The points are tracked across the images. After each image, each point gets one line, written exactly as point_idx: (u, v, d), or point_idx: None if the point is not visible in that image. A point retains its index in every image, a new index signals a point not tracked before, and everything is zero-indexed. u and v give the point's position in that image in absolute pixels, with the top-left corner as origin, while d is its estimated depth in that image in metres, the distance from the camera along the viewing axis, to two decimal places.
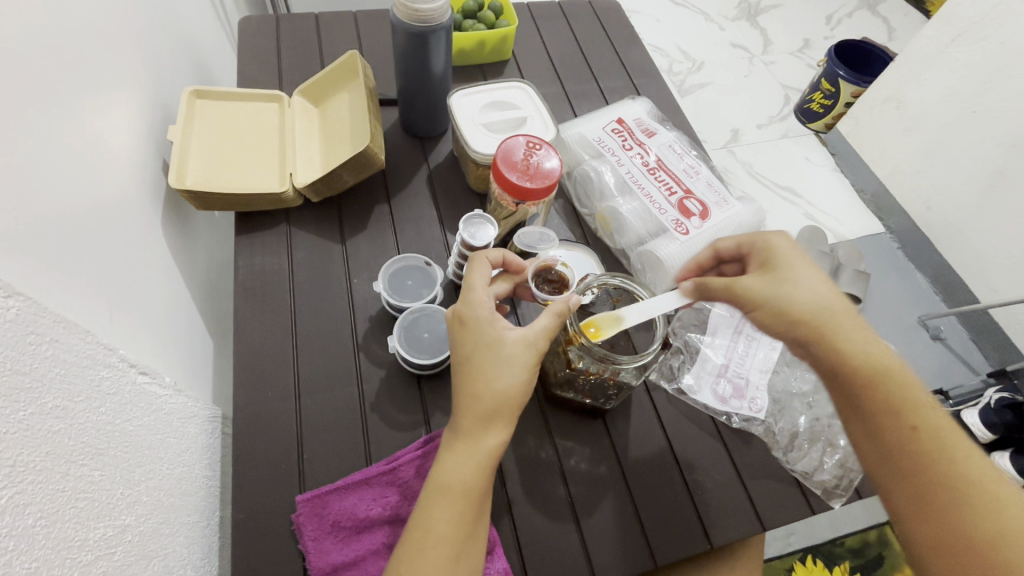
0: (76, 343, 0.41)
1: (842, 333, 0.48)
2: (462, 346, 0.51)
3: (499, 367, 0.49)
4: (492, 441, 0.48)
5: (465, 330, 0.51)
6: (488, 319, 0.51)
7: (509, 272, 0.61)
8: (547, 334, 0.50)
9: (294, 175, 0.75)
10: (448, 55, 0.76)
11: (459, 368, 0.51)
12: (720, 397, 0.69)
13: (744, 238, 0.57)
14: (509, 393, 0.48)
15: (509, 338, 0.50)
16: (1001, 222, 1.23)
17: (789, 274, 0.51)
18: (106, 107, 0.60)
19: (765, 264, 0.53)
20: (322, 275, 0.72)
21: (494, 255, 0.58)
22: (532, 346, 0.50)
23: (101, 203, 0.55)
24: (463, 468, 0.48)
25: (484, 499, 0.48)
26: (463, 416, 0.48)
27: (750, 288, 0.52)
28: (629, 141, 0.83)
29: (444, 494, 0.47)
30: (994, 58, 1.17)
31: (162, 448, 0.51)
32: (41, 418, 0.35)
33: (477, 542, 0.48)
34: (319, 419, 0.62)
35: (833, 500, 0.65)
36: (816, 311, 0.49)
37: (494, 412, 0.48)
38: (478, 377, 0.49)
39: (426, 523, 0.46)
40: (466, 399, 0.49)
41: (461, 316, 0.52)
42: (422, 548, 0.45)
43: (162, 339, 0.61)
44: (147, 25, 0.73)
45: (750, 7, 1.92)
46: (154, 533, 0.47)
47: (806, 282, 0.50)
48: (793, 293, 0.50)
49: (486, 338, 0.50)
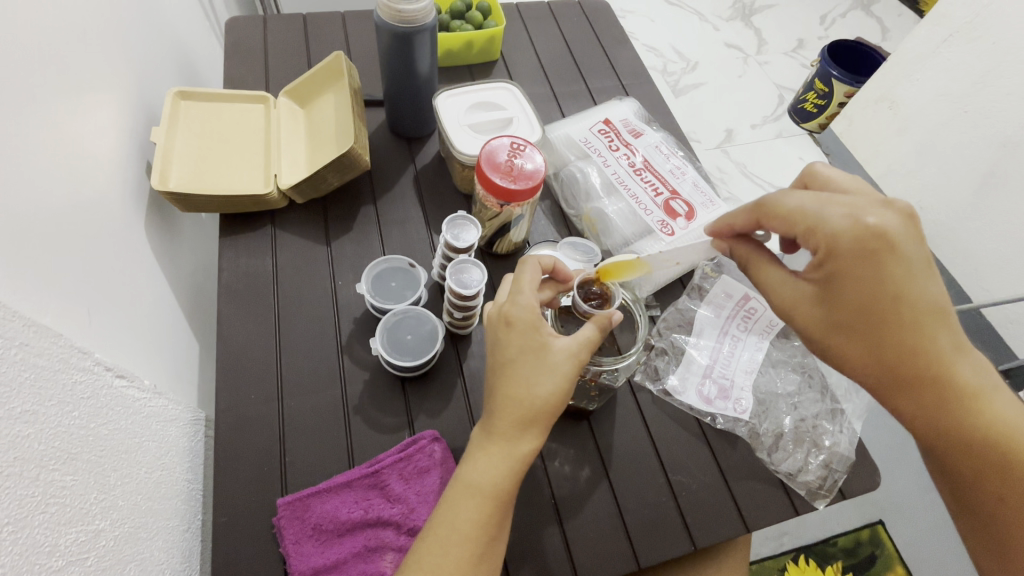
0: (47, 347, 0.40)
1: (923, 399, 0.43)
2: (506, 348, 0.49)
3: (541, 375, 0.48)
4: (527, 448, 0.48)
5: (511, 332, 0.50)
6: (534, 324, 0.49)
7: (553, 280, 0.57)
8: (589, 346, 0.49)
9: (279, 176, 0.75)
10: (433, 56, 0.76)
11: (500, 370, 0.50)
12: (705, 397, 0.69)
13: (799, 226, 0.44)
14: (548, 401, 0.48)
15: (555, 346, 0.49)
16: (991, 222, 1.23)
17: (848, 314, 0.42)
18: (89, 109, 0.60)
19: (827, 288, 0.43)
20: (306, 277, 0.71)
21: (547, 260, 0.55)
22: (576, 357, 0.49)
23: (81, 205, 0.55)
24: (494, 472, 0.47)
25: (507, 504, 0.48)
26: (500, 419, 0.48)
27: (807, 331, 0.45)
28: (616, 141, 0.83)
29: (471, 494, 0.47)
30: (985, 58, 1.17)
31: (140, 451, 0.51)
32: (9, 423, 0.35)
33: (497, 547, 0.48)
34: (301, 422, 0.61)
35: (817, 501, 0.65)
36: (881, 377, 0.43)
37: (531, 419, 0.48)
38: (520, 382, 0.48)
39: (450, 523, 0.46)
40: (504, 402, 0.48)
41: (506, 316, 0.50)
42: (443, 547, 0.45)
43: (144, 340, 0.61)
44: (132, 26, 0.73)
45: (744, 7, 1.92)
46: (131, 537, 0.47)
47: (870, 337, 0.42)
48: (848, 350, 0.43)
49: (533, 343, 0.49)
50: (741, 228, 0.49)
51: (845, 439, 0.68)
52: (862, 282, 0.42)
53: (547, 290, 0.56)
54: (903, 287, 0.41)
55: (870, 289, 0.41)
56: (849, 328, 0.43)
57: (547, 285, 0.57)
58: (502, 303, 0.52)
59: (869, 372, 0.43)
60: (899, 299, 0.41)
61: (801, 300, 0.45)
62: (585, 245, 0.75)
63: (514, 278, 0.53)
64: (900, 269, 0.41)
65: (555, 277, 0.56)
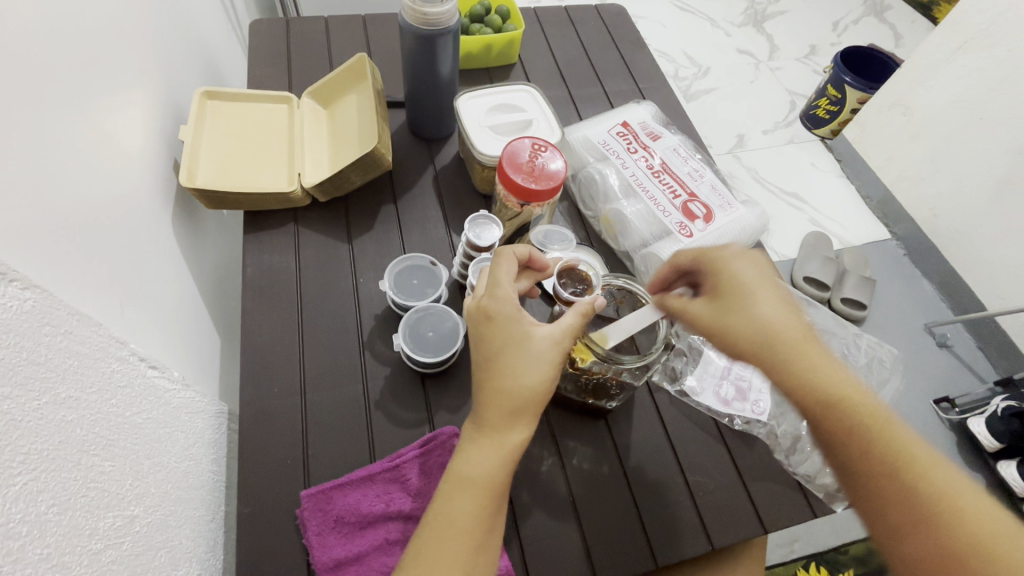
0: (90, 336, 0.42)
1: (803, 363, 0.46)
2: (489, 342, 0.50)
3: (527, 364, 0.48)
4: (517, 437, 0.48)
5: (493, 326, 0.50)
6: (515, 315, 0.50)
7: (531, 270, 0.59)
8: (572, 333, 0.51)
9: (302, 175, 0.76)
10: (455, 58, 0.77)
11: (485, 362, 0.50)
12: (722, 399, 0.70)
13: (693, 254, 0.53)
14: (536, 389, 0.48)
15: (537, 334, 0.50)
16: (1007, 228, 1.22)
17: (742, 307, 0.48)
18: (121, 107, 0.61)
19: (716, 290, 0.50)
20: (329, 274, 0.72)
21: (523, 250, 0.56)
22: (559, 344, 0.50)
23: (115, 202, 0.56)
24: (488, 462, 0.47)
25: (503, 492, 0.48)
26: (488, 410, 0.48)
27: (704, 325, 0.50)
28: (634, 144, 0.83)
29: (466, 486, 0.47)
30: (1001, 65, 1.17)
31: (170, 440, 0.52)
32: (55, 408, 0.36)
33: (495, 536, 0.48)
34: (324, 416, 0.62)
35: (835, 504, 0.65)
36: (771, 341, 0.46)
37: (520, 408, 0.48)
38: (506, 373, 0.48)
39: (447, 515, 0.46)
40: (491, 393, 0.48)
41: (486, 311, 0.51)
42: (442, 538, 0.45)
43: (171, 333, 0.62)
44: (161, 28, 0.75)
45: (757, 13, 1.93)
46: (161, 524, 0.48)
47: (765, 312, 0.47)
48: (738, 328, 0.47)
49: (515, 334, 0.49)
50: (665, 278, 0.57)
51: None
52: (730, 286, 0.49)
53: (525, 280, 0.59)
54: (736, 275, 0.49)
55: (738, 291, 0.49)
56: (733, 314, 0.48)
57: (525, 275, 0.59)
58: (481, 297, 0.53)
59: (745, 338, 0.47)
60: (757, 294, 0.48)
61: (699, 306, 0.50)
62: (559, 233, 0.75)
63: (491, 272, 0.54)
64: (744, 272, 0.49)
65: (531, 266, 0.58)
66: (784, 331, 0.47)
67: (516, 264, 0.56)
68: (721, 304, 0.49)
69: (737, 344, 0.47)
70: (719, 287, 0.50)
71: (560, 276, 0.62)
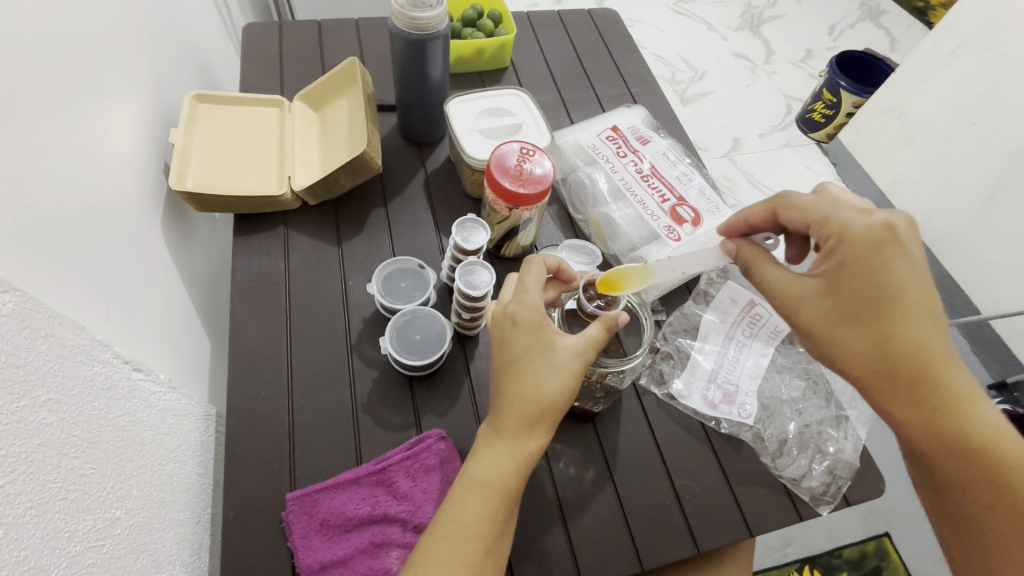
0: (71, 338, 0.42)
1: (914, 386, 0.44)
2: (512, 348, 0.50)
3: (549, 374, 0.48)
4: (533, 445, 0.49)
5: (518, 332, 0.50)
6: (539, 323, 0.50)
7: (559, 279, 0.59)
8: (595, 345, 0.50)
9: (292, 178, 0.77)
10: (445, 62, 0.77)
11: (507, 367, 0.50)
12: (710, 402, 0.70)
13: (816, 219, 0.46)
14: (555, 399, 0.48)
15: (561, 345, 0.49)
16: (1000, 233, 1.22)
17: (869, 314, 0.44)
18: (110, 109, 0.61)
19: (836, 282, 0.45)
20: (317, 277, 0.73)
21: (552, 261, 0.56)
22: (581, 355, 0.49)
23: (103, 204, 0.56)
24: (503, 468, 0.48)
25: (515, 499, 0.49)
26: (508, 417, 0.48)
27: (809, 323, 0.46)
28: (623, 148, 0.84)
29: (477, 490, 0.47)
30: (994, 70, 1.18)
31: (154, 443, 0.52)
32: (34, 410, 0.37)
33: (504, 542, 0.48)
34: (311, 418, 0.62)
35: (821, 507, 0.65)
36: (883, 358, 0.44)
37: (538, 417, 0.48)
38: (527, 381, 0.48)
39: (458, 519, 0.47)
40: (512, 401, 0.49)
41: (513, 317, 0.51)
42: (451, 542, 0.46)
43: (159, 335, 0.62)
44: (153, 32, 0.75)
45: (753, 17, 1.94)
46: (144, 527, 0.48)
47: (890, 324, 0.43)
48: (851, 340, 0.44)
49: (539, 342, 0.49)
50: (756, 218, 0.51)
51: (849, 446, 0.68)
52: (862, 283, 0.44)
53: (551, 289, 0.59)
54: (883, 273, 0.43)
55: (871, 289, 0.44)
56: (855, 319, 0.44)
57: (552, 285, 0.59)
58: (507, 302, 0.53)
59: (873, 361, 0.44)
60: (892, 290, 0.43)
61: (812, 296, 0.46)
62: (586, 246, 0.76)
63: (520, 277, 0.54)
64: (880, 263, 0.43)
65: (560, 277, 0.58)
66: (929, 352, 0.44)
67: (545, 273, 0.56)
68: (842, 310, 0.44)
69: (848, 362, 0.45)
70: (849, 287, 0.44)
71: (585, 289, 0.59)
